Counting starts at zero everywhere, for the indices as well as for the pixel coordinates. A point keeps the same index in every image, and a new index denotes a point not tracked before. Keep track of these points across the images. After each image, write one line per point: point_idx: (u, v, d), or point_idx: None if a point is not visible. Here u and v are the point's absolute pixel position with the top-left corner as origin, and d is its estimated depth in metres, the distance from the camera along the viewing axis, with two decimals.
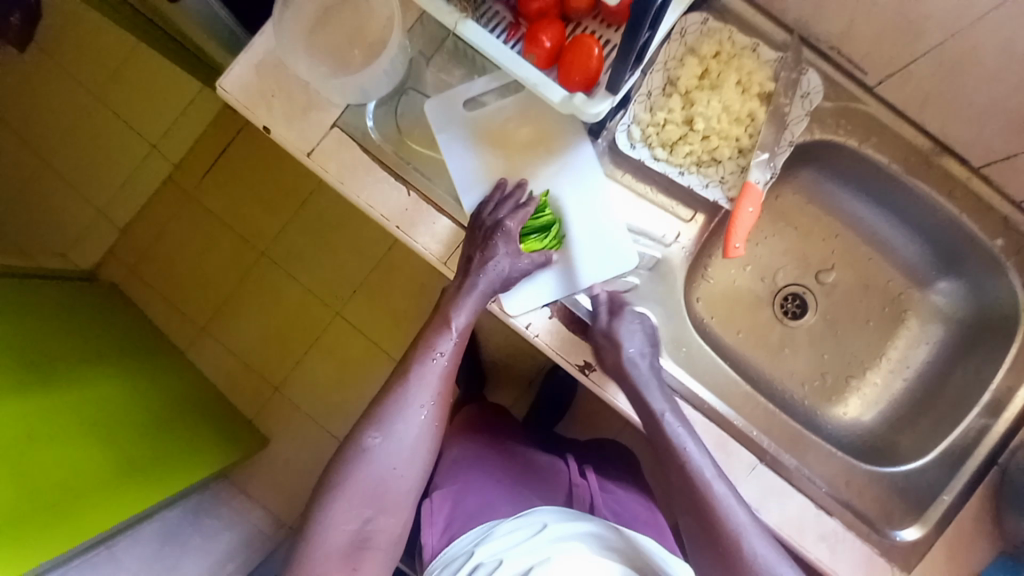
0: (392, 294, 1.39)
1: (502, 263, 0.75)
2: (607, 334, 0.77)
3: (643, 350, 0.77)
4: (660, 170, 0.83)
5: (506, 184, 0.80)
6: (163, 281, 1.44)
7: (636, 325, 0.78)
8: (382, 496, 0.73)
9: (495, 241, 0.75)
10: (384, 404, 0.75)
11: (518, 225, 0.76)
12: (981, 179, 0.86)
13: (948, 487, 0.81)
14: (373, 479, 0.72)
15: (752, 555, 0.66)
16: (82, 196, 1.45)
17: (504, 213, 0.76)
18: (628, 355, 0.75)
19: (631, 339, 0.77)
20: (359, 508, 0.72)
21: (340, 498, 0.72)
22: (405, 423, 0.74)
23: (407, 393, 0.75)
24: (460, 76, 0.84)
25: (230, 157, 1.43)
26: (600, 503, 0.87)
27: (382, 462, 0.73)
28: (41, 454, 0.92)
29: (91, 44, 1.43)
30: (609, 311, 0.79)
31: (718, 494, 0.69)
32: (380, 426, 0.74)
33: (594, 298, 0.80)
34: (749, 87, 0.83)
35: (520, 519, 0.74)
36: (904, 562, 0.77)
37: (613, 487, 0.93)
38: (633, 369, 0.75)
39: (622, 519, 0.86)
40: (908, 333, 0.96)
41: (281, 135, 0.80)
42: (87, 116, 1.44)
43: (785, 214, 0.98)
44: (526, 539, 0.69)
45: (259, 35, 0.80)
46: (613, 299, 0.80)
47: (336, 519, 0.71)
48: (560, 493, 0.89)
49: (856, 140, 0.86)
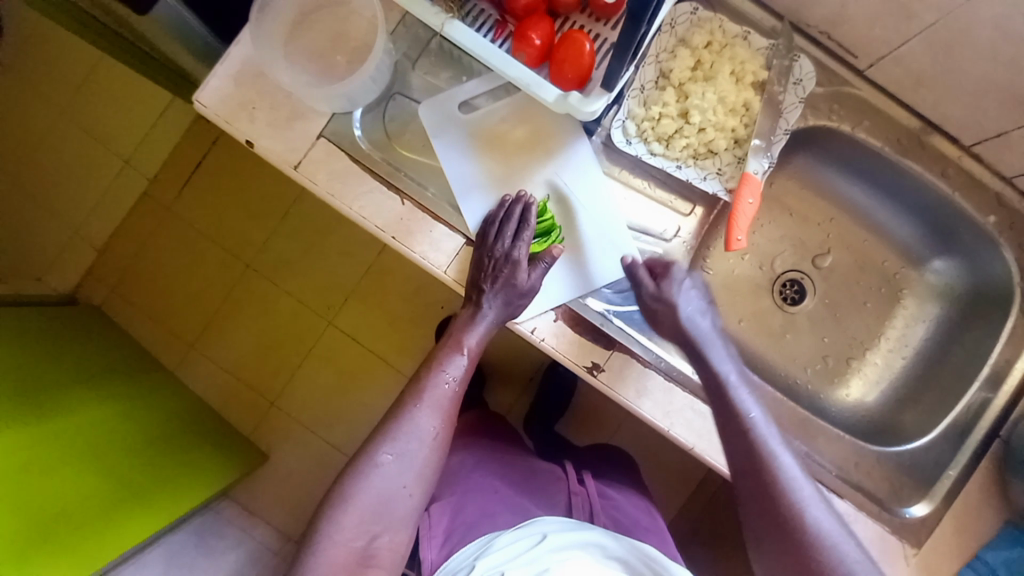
0: (387, 301, 1.37)
1: (512, 293, 0.75)
2: (659, 299, 0.78)
3: (700, 307, 0.78)
4: (658, 165, 0.83)
5: (509, 198, 0.77)
6: (147, 301, 1.39)
7: (685, 282, 0.79)
8: (391, 514, 0.71)
9: (506, 273, 0.74)
10: (396, 421, 0.74)
11: (527, 255, 0.75)
12: (972, 157, 0.87)
13: (953, 462, 0.82)
14: (383, 496, 0.71)
15: (812, 524, 0.66)
16: (55, 217, 1.39)
17: (510, 243, 0.74)
18: (688, 315, 0.77)
19: (685, 300, 0.78)
20: (367, 523, 0.69)
21: (349, 512, 0.69)
22: (418, 443, 0.73)
23: (420, 412, 0.74)
24: (447, 78, 0.82)
25: (209, 169, 1.39)
26: (599, 510, 0.86)
27: (393, 479, 0.71)
28: (38, 487, 0.89)
29: (55, 59, 1.37)
30: (654, 276, 0.79)
31: (782, 463, 0.70)
32: (394, 443, 0.72)
33: (632, 266, 0.79)
34: (742, 77, 0.83)
35: (520, 529, 0.74)
36: (916, 538, 0.78)
37: (612, 493, 0.92)
38: (693, 327, 0.77)
39: (622, 526, 0.86)
40: (906, 312, 0.98)
41: (266, 149, 0.77)
42: (55, 134, 1.38)
43: (780, 199, 0.98)
44: (528, 549, 0.69)
45: (236, 44, 0.76)
46: (652, 264, 0.79)
47: (343, 534, 0.68)
48: (559, 503, 0.88)
49: (850, 124, 0.86)
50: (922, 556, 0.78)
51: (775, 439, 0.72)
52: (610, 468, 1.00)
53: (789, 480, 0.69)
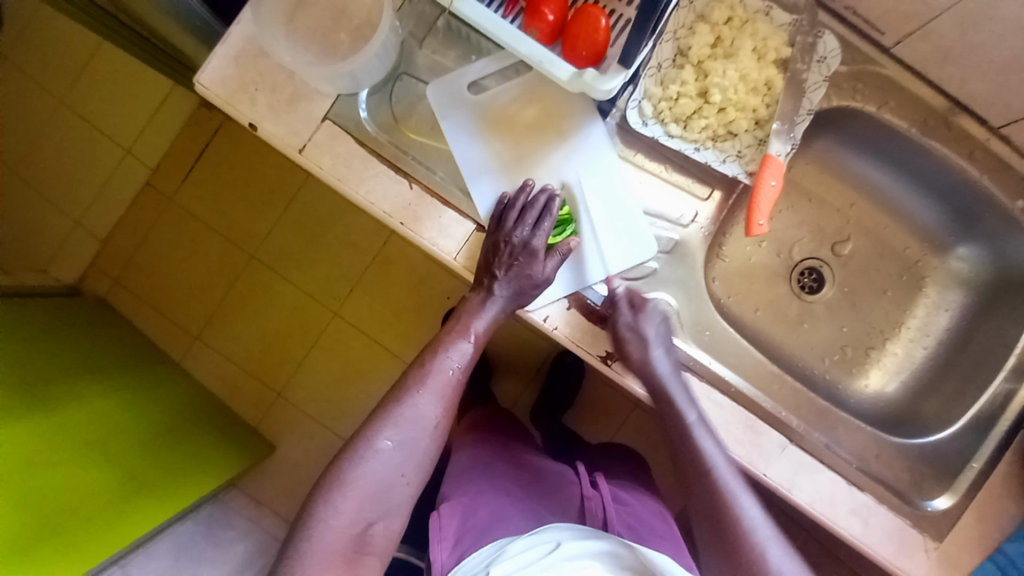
0: (393, 290, 1.35)
1: (525, 283, 0.72)
2: (632, 330, 0.74)
3: (666, 343, 0.76)
4: (675, 147, 0.80)
5: (533, 186, 0.74)
6: (150, 290, 1.38)
7: (658, 319, 0.76)
8: (388, 502, 0.69)
9: (521, 261, 0.71)
10: (398, 405, 0.72)
11: (545, 244, 0.72)
12: (1000, 139, 0.83)
13: (976, 454, 0.80)
14: (381, 483, 0.69)
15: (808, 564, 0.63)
16: (57, 207, 1.37)
17: (529, 231, 0.72)
18: (653, 353, 0.73)
19: (654, 336, 0.74)
20: (364, 510, 0.67)
21: (347, 497, 0.67)
22: (419, 430, 0.71)
23: (419, 398, 0.72)
24: (456, 58, 0.80)
25: (211, 157, 1.36)
26: (614, 518, 0.82)
27: (392, 466, 0.69)
28: (44, 480, 0.88)
29: (54, 46, 1.34)
30: (631, 306, 0.75)
31: (743, 509, 0.66)
32: (396, 430, 0.70)
33: (613, 292, 0.76)
34: (765, 54, 0.80)
35: (533, 536, 0.72)
36: (937, 531, 0.75)
37: (626, 496, 0.90)
38: (659, 366, 0.73)
39: (637, 533, 0.82)
40: (928, 301, 0.95)
41: (269, 132, 0.74)
42: (54, 123, 1.36)
43: (800, 184, 0.96)
44: (543, 557, 0.67)
45: (236, 23, 0.73)
46: (631, 295, 0.76)
47: (339, 519, 0.66)
48: (572, 508, 0.85)
49: (874, 105, 0.83)
50: (943, 551, 0.74)
51: (737, 486, 0.67)
52: (620, 468, 0.99)
53: (748, 522, 0.65)
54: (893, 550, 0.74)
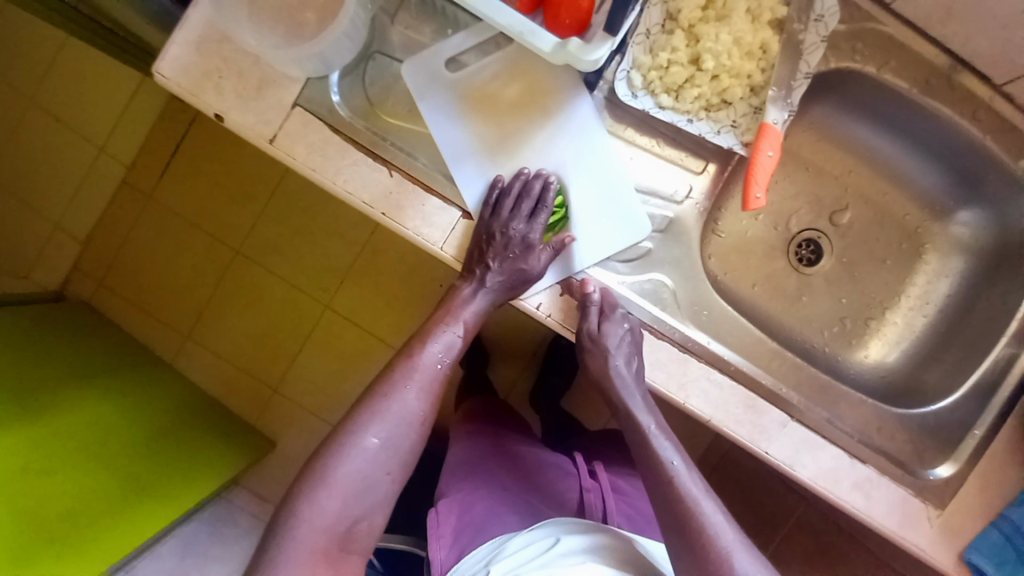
0: (382, 280, 1.31)
1: (518, 276, 0.71)
2: (592, 339, 0.70)
3: (630, 354, 0.71)
4: (667, 119, 0.77)
5: (529, 171, 0.72)
6: (136, 291, 1.34)
7: (629, 331, 0.71)
8: (372, 499, 0.66)
9: (516, 254, 0.70)
10: (381, 399, 0.69)
11: (542, 241, 0.71)
12: (1003, 97, 0.80)
13: (979, 422, 0.79)
14: (365, 481, 0.66)
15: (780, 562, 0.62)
16: (34, 210, 1.31)
17: (525, 224, 0.70)
18: (613, 365, 0.71)
19: (618, 349, 0.71)
20: (348, 507, 0.65)
21: (331, 494, 0.64)
22: (404, 425, 0.69)
23: (404, 394, 0.69)
24: (431, 33, 0.75)
25: (187, 152, 1.30)
26: (612, 508, 0.82)
27: (378, 463, 0.67)
28: (34, 487, 0.86)
29: (14, 40, 1.26)
30: (600, 313, 0.71)
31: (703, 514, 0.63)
32: (383, 426, 0.67)
33: (585, 295, 0.72)
34: (759, 14, 0.76)
35: (533, 532, 0.71)
36: (939, 500, 0.75)
37: (625, 486, 0.88)
38: (617, 379, 0.71)
39: (636, 523, 0.81)
40: (928, 269, 0.93)
41: (237, 123, 0.69)
42: (22, 122, 1.29)
43: (796, 151, 0.92)
44: (539, 555, 0.66)
45: (194, 5, 0.68)
46: (605, 300, 0.71)
47: (322, 517, 0.63)
48: (570, 501, 0.84)
49: (874, 65, 0.80)
50: (945, 518, 0.74)
51: (699, 491, 0.65)
52: (618, 453, 0.97)
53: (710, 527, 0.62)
54: (895, 520, 0.74)
